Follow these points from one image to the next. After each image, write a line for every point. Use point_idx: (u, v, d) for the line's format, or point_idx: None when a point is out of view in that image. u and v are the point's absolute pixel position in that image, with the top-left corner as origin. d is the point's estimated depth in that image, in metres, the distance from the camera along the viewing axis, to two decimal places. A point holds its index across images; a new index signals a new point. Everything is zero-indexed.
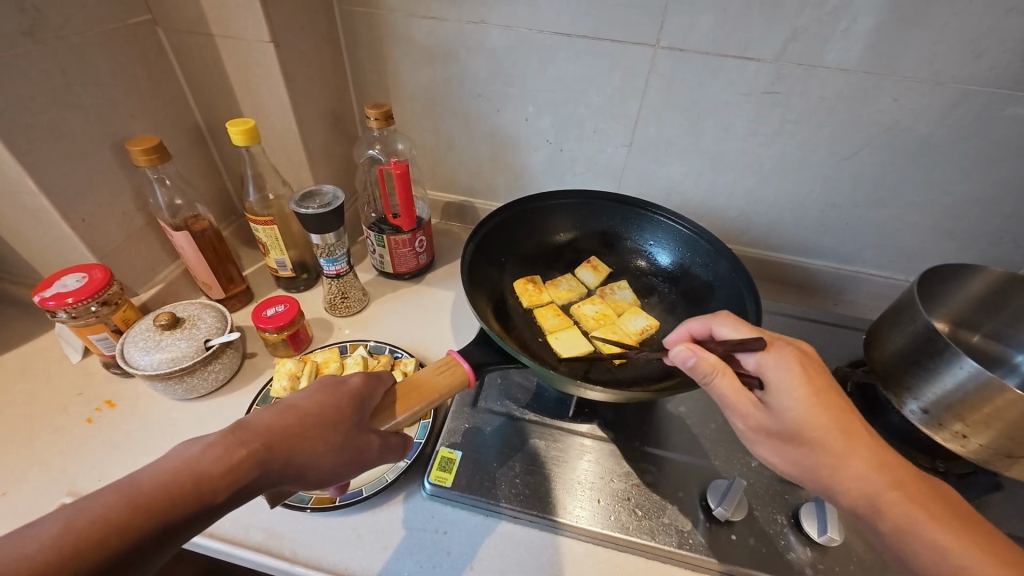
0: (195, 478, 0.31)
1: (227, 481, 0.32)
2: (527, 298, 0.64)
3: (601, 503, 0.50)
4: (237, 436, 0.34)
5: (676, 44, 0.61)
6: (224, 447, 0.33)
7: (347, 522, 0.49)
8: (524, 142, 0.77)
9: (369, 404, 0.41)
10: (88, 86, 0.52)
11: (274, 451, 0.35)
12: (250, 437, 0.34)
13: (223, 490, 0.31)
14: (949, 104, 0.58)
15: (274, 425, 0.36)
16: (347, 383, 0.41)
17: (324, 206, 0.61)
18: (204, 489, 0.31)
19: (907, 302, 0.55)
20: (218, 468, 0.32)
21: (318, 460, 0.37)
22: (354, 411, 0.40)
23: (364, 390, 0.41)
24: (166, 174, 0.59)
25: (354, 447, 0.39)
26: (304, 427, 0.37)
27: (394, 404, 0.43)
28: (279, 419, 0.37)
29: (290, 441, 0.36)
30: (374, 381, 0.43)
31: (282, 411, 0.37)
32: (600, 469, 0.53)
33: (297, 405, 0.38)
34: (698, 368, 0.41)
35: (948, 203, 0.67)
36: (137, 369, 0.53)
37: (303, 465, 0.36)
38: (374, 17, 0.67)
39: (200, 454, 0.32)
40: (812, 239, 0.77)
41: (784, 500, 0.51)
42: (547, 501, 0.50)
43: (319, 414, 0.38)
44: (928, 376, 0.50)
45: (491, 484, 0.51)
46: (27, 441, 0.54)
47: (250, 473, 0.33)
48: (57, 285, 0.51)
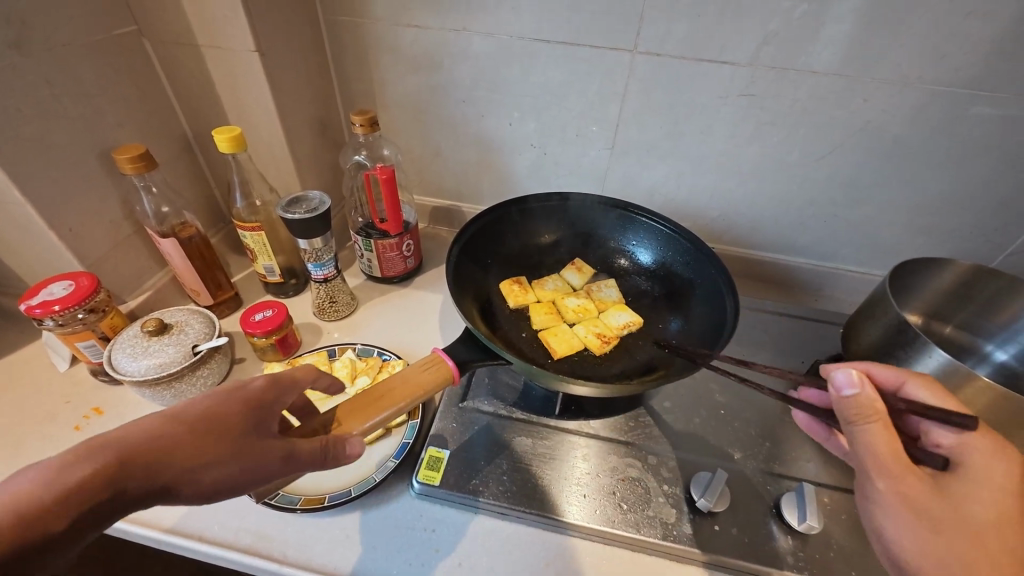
0: (22, 504, 0.28)
1: (69, 505, 0.29)
2: (513, 298, 0.63)
3: (590, 498, 0.51)
4: (87, 450, 0.31)
5: (653, 49, 0.63)
6: (66, 465, 0.30)
7: (335, 522, 0.49)
8: (509, 146, 0.78)
9: (278, 409, 0.38)
10: (73, 96, 0.53)
11: (138, 465, 0.31)
12: (100, 450, 0.31)
13: (60, 518, 0.28)
14: (916, 104, 0.61)
15: (148, 436, 0.33)
16: (247, 386, 0.38)
17: (311, 211, 0.61)
18: (34, 518, 0.28)
19: (880, 295, 0.56)
20: (55, 489, 0.29)
21: (199, 471, 0.33)
22: (252, 417, 0.36)
23: (270, 392, 0.38)
24: (153, 183, 0.59)
25: (246, 456, 0.35)
26: (180, 437, 0.33)
27: (363, 413, 0.42)
28: (152, 429, 0.33)
29: (158, 452, 0.32)
30: (288, 382, 0.40)
31: (157, 420, 0.34)
32: (590, 466, 0.54)
33: (179, 412, 0.35)
34: (859, 405, 0.39)
35: (919, 200, 0.69)
36: (125, 375, 0.53)
37: (177, 478, 0.33)
38: (359, 26, 0.69)
39: (40, 476, 0.29)
40: (790, 237, 0.78)
41: (766, 490, 0.52)
42: (536, 498, 0.51)
43: (200, 422, 0.34)
44: (900, 366, 0.52)
45: (479, 482, 0.52)
46: (14, 449, 0.54)
47: (101, 492, 0.30)
48: (43, 293, 0.52)
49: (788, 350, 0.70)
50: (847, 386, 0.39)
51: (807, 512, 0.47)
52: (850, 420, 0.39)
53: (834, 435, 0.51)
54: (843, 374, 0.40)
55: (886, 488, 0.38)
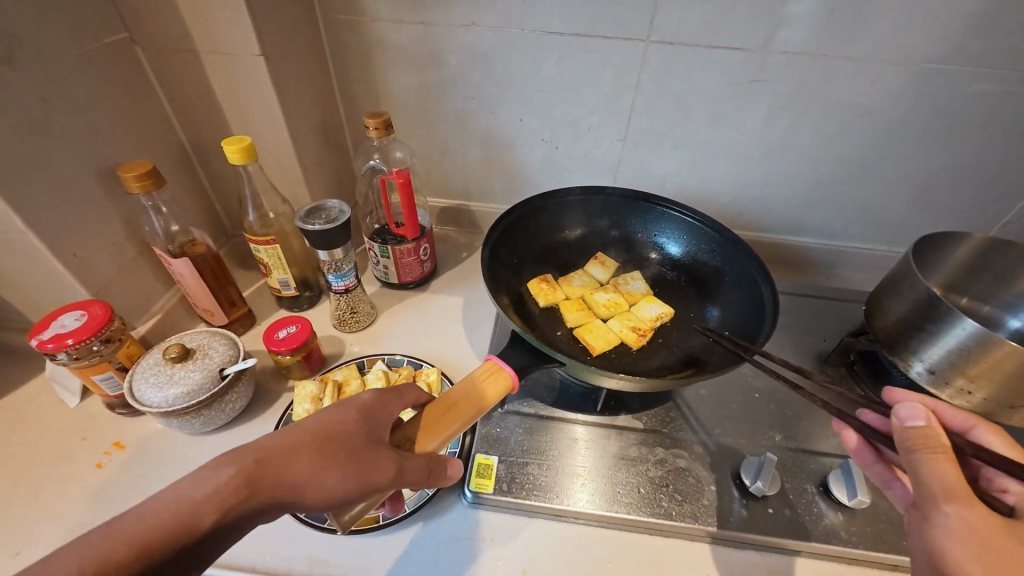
0: (178, 505, 0.30)
1: (214, 506, 0.31)
2: (543, 297, 0.62)
3: (607, 486, 0.51)
4: (228, 456, 0.34)
5: (666, 38, 0.63)
6: (211, 467, 0.33)
7: (391, 540, 0.48)
8: (519, 143, 0.77)
9: (385, 422, 0.39)
10: (67, 112, 0.49)
11: (266, 471, 0.34)
12: (240, 456, 0.34)
13: (206, 518, 0.31)
14: (924, 83, 0.62)
15: (277, 444, 0.35)
16: (356, 398, 0.39)
17: (331, 221, 0.59)
18: (188, 517, 0.30)
19: (903, 270, 0.58)
20: (204, 488, 0.31)
21: (317, 477, 0.34)
22: (366, 426, 0.38)
23: (377, 403, 0.40)
24: (162, 202, 0.56)
25: (360, 461, 0.36)
26: (303, 444, 0.35)
27: (438, 422, 0.41)
28: (280, 438, 0.36)
29: (285, 457, 0.35)
30: (390, 396, 0.41)
31: (284, 431, 0.37)
32: (603, 455, 0.54)
33: (304, 424, 0.37)
34: (922, 436, 0.38)
35: (924, 175, 0.71)
36: (151, 408, 0.50)
37: (298, 488, 0.34)
38: (361, 25, 0.66)
39: (190, 480, 0.32)
40: (800, 218, 0.80)
41: (810, 470, 0.54)
42: (552, 492, 0.51)
43: (319, 429, 0.36)
44: (930, 339, 0.54)
45: (499, 482, 0.51)
46: (34, 494, 0.50)
47: (239, 495, 0.32)
48: (55, 326, 0.48)
49: (809, 329, 0.72)
50: (910, 418, 0.39)
51: (857, 487, 0.48)
52: (910, 449, 0.39)
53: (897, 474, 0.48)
54: (908, 407, 0.40)
55: (955, 514, 0.35)
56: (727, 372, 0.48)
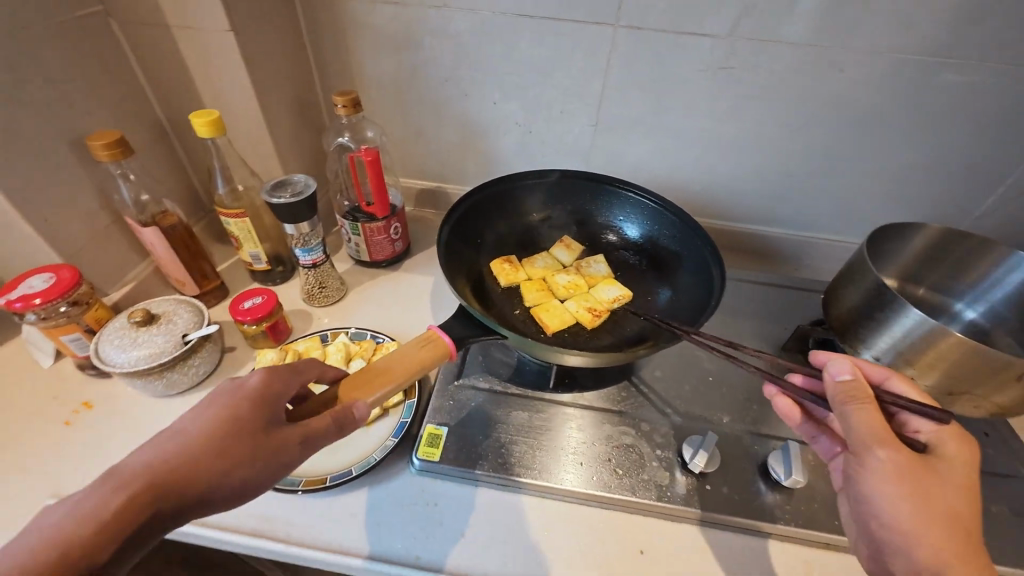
0: (61, 546, 0.29)
1: (102, 537, 0.30)
2: (504, 276, 0.64)
3: (585, 466, 0.52)
4: (106, 482, 0.32)
5: (634, 23, 0.63)
6: (89, 500, 0.30)
7: (338, 501, 0.50)
8: (493, 126, 0.78)
9: (283, 398, 0.38)
10: (39, 81, 0.51)
11: (160, 487, 0.32)
12: (120, 480, 0.32)
13: (108, 546, 0.30)
14: (891, 73, 0.62)
15: (168, 457, 0.33)
16: (245, 385, 0.38)
17: (296, 195, 0.60)
18: (77, 554, 0.29)
19: (859, 260, 0.58)
20: (86, 528, 0.29)
21: (222, 477, 0.34)
22: (265, 414, 0.37)
23: (272, 387, 0.38)
24: (130, 170, 0.58)
25: (264, 453, 0.36)
26: (196, 452, 0.34)
27: (358, 389, 0.42)
28: (163, 452, 0.34)
29: (180, 466, 0.33)
30: (283, 373, 0.39)
31: (166, 440, 0.35)
32: (586, 436, 0.55)
33: (187, 428, 0.35)
34: (850, 388, 0.41)
35: (894, 167, 0.71)
36: (114, 367, 0.52)
37: (205, 489, 0.34)
38: (335, 4, 0.67)
39: (78, 513, 0.30)
40: (771, 209, 0.80)
41: (753, 450, 0.55)
42: (529, 467, 0.52)
43: (209, 431, 0.35)
44: (879, 326, 0.55)
45: (477, 455, 0.53)
46: (4, 447, 0.53)
47: (133, 517, 0.31)
48: (23, 287, 0.50)
49: (771, 317, 0.73)
50: (840, 372, 0.42)
51: (793, 466, 0.50)
52: (841, 401, 0.41)
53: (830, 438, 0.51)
54: (837, 364, 0.43)
55: (885, 457, 0.38)
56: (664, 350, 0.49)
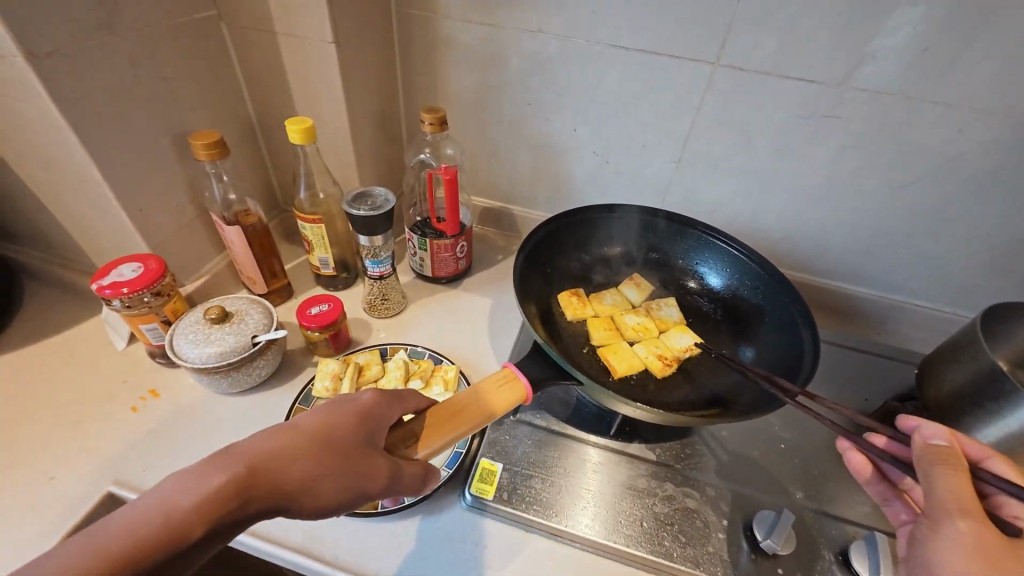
0: (166, 514, 0.29)
1: (201, 516, 0.30)
2: (571, 310, 0.61)
3: (609, 514, 0.50)
4: (217, 462, 0.32)
5: (736, 63, 0.60)
6: (199, 474, 0.31)
7: (386, 528, 0.49)
8: (570, 153, 0.76)
9: (383, 424, 0.40)
10: (153, 79, 0.53)
11: (258, 478, 0.33)
12: (229, 461, 0.33)
13: (198, 527, 0.30)
14: (1019, 138, 0.57)
15: (274, 449, 0.35)
16: (356, 400, 0.40)
17: (375, 208, 0.61)
18: (175, 527, 0.29)
19: (969, 339, 0.53)
20: (194, 501, 0.30)
21: (310, 484, 0.34)
22: (363, 431, 0.38)
23: (374, 407, 0.40)
24: (223, 170, 0.59)
25: (350, 471, 0.36)
26: (300, 452, 0.35)
27: (433, 429, 0.41)
28: (272, 443, 0.35)
29: (282, 462, 0.34)
30: (391, 399, 0.41)
31: (275, 432, 0.36)
32: (609, 481, 0.53)
33: (296, 426, 0.37)
34: (940, 450, 0.39)
35: (1006, 237, 0.65)
36: (185, 361, 0.53)
37: (295, 493, 0.34)
38: (431, 21, 0.67)
39: (188, 480, 0.31)
40: (857, 266, 0.75)
41: (831, 536, 0.50)
42: (552, 510, 0.50)
43: (313, 434, 0.36)
44: (990, 418, 0.49)
45: (502, 492, 0.51)
46: (76, 425, 0.54)
47: (229, 505, 0.31)
48: (113, 274, 0.52)
49: (850, 384, 0.67)
50: (934, 435, 0.42)
51: (880, 564, 0.45)
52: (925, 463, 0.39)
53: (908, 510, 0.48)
54: (932, 429, 0.43)
55: (966, 529, 0.35)
56: (764, 415, 0.46)
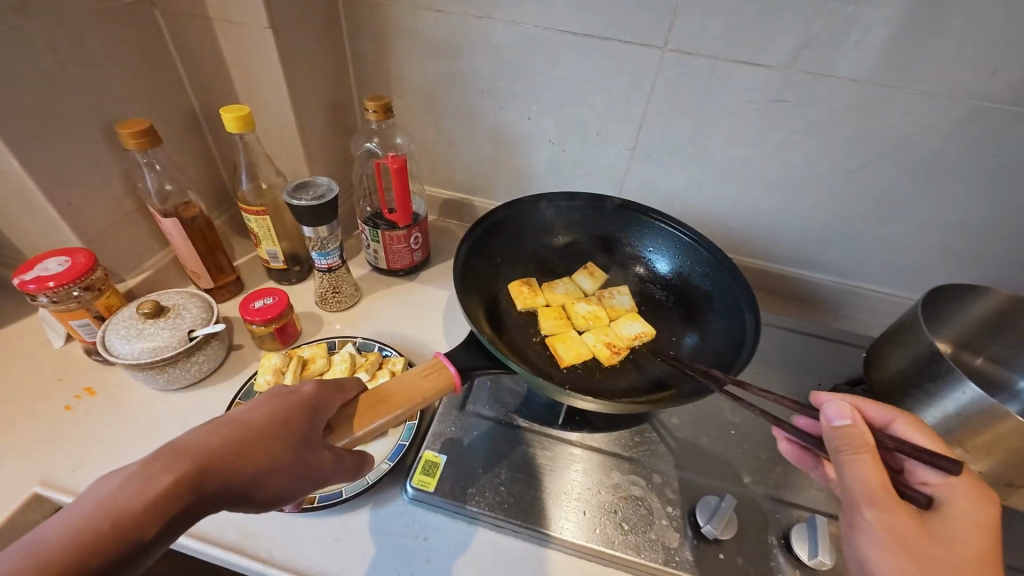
0: (114, 516, 0.26)
1: (153, 514, 0.28)
2: (521, 300, 0.61)
3: (588, 515, 0.48)
4: (164, 460, 0.30)
5: (684, 48, 0.60)
6: (145, 476, 0.28)
7: (324, 524, 0.48)
8: (526, 142, 0.75)
9: (323, 414, 0.38)
10: (78, 66, 0.51)
11: (209, 475, 0.30)
12: (178, 459, 0.30)
13: (151, 526, 0.27)
14: (962, 120, 0.57)
15: (225, 440, 0.32)
16: (297, 392, 0.37)
17: (318, 198, 0.59)
18: (123, 531, 0.27)
19: (909, 321, 0.53)
20: (143, 499, 0.27)
21: (263, 478, 0.33)
22: (310, 418, 0.37)
23: (319, 397, 0.38)
24: (157, 160, 0.57)
25: (303, 464, 0.34)
26: (253, 442, 0.33)
27: (363, 417, 0.39)
28: (219, 435, 0.32)
29: (234, 454, 0.32)
30: (331, 390, 0.39)
31: (219, 427, 0.33)
32: (584, 479, 0.51)
33: (239, 420, 0.34)
34: (849, 436, 0.37)
35: (955, 220, 0.66)
36: (117, 358, 0.51)
37: (251, 484, 0.32)
38: (378, 8, 0.66)
39: (133, 480, 0.28)
40: (813, 252, 0.75)
41: (775, 519, 0.50)
42: (528, 509, 0.49)
43: (263, 427, 0.34)
44: (928, 399, 0.49)
45: (473, 491, 0.50)
46: (4, 426, 0.53)
47: (183, 501, 0.29)
48: (38, 268, 0.50)
49: (803, 369, 0.67)
50: (837, 418, 0.38)
51: (819, 547, 0.45)
52: (837, 450, 0.38)
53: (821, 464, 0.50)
54: (833, 406, 0.39)
55: (875, 519, 0.36)
56: (694, 402, 0.46)
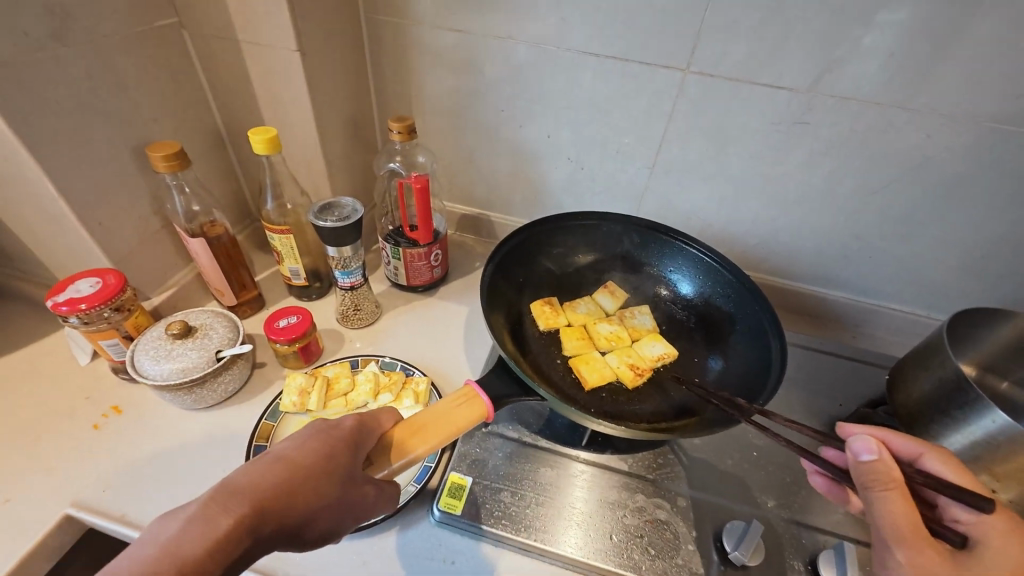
0: (178, 562, 0.28)
1: (216, 558, 0.29)
2: (543, 319, 0.61)
3: (614, 540, 0.49)
4: (221, 502, 0.31)
5: (706, 70, 0.60)
6: (205, 519, 0.30)
7: (352, 547, 0.48)
8: (545, 159, 0.76)
9: (363, 447, 0.38)
10: (110, 90, 0.52)
11: (262, 516, 0.32)
12: (233, 501, 0.31)
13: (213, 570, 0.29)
14: (985, 144, 0.57)
15: (275, 482, 0.33)
16: (340, 427, 0.38)
17: (343, 219, 0.60)
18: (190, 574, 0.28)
19: (935, 343, 0.53)
20: (207, 544, 0.29)
21: (311, 517, 0.34)
22: (353, 454, 0.37)
23: (359, 431, 0.39)
24: (185, 181, 0.58)
25: (347, 502, 0.36)
26: (301, 482, 0.34)
27: (398, 449, 0.40)
28: (270, 475, 0.34)
29: (285, 494, 0.33)
30: (370, 422, 0.40)
31: (269, 465, 0.34)
32: (609, 502, 0.52)
33: (286, 457, 0.35)
34: (875, 472, 0.37)
35: (976, 241, 0.66)
36: (147, 379, 0.52)
37: (300, 523, 0.34)
38: (401, 28, 0.67)
39: (195, 525, 0.29)
40: (831, 270, 0.75)
41: (801, 544, 0.50)
42: (556, 534, 0.49)
43: (308, 466, 0.35)
44: (955, 425, 0.49)
45: (499, 514, 0.50)
46: (33, 445, 0.53)
47: (241, 543, 0.30)
48: (70, 290, 0.51)
49: (824, 389, 0.67)
50: (865, 453, 0.38)
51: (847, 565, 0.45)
52: (866, 486, 0.38)
53: (850, 496, 0.49)
54: (860, 440, 0.38)
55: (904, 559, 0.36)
56: (722, 431, 0.46)
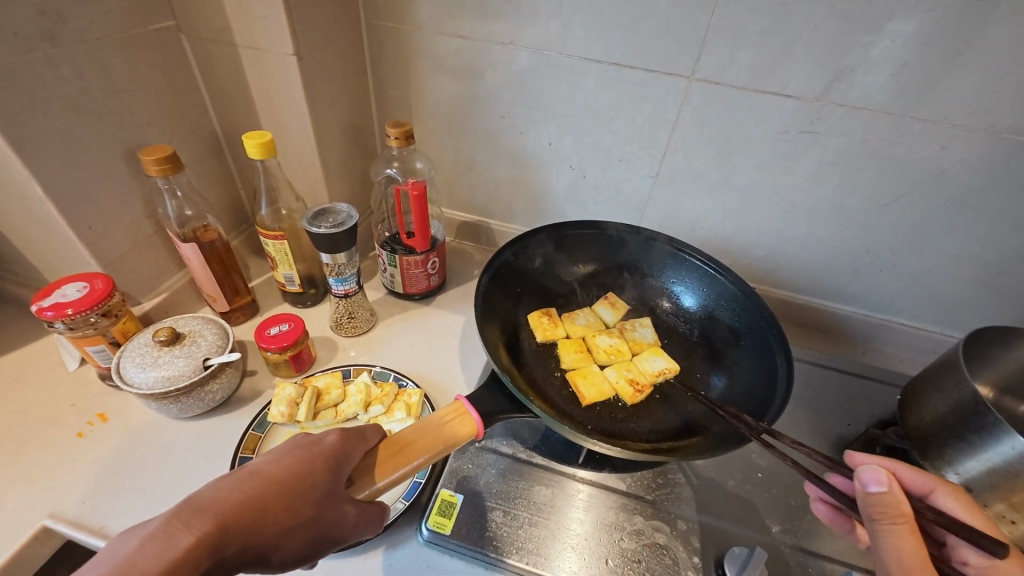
0: None
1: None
2: (541, 331, 0.59)
3: (610, 565, 0.46)
4: (184, 519, 0.30)
5: (712, 78, 0.59)
6: (165, 536, 0.29)
7: (336, 567, 0.46)
8: (546, 166, 0.74)
9: (347, 464, 0.37)
10: (103, 92, 0.51)
11: (228, 535, 0.30)
12: (197, 518, 0.30)
13: None
14: (1001, 157, 0.55)
15: (244, 499, 0.32)
16: (322, 442, 0.37)
17: (337, 225, 0.58)
18: None
19: (952, 363, 0.51)
20: (163, 562, 0.27)
21: (280, 539, 0.32)
22: (332, 471, 0.36)
23: (342, 446, 0.37)
24: (178, 186, 0.57)
25: (321, 522, 0.34)
26: (272, 499, 0.33)
27: (383, 468, 0.38)
28: (240, 491, 0.32)
29: (253, 512, 0.32)
30: (357, 438, 0.38)
31: (241, 480, 0.33)
32: (605, 524, 0.49)
33: (260, 473, 0.34)
34: (883, 504, 0.35)
35: (992, 256, 0.63)
36: (131, 387, 0.50)
37: (269, 543, 0.32)
38: (401, 33, 0.66)
39: (153, 542, 0.28)
40: (840, 283, 0.73)
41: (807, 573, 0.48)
42: (549, 558, 0.47)
43: (282, 482, 0.33)
44: (971, 451, 0.47)
45: (490, 535, 0.48)
46: (15, 453, 0.52)
47: (200, 564, 0.29)
48: (56, 294, 0.50)
49: (832, 407, 0.65)
50: (873, 484, 0.36)
51: None
52: (871, 518, 0.36)
53: (854, 527, 0.47)
54: (870, 470, 0.37)
55: None
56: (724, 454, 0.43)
